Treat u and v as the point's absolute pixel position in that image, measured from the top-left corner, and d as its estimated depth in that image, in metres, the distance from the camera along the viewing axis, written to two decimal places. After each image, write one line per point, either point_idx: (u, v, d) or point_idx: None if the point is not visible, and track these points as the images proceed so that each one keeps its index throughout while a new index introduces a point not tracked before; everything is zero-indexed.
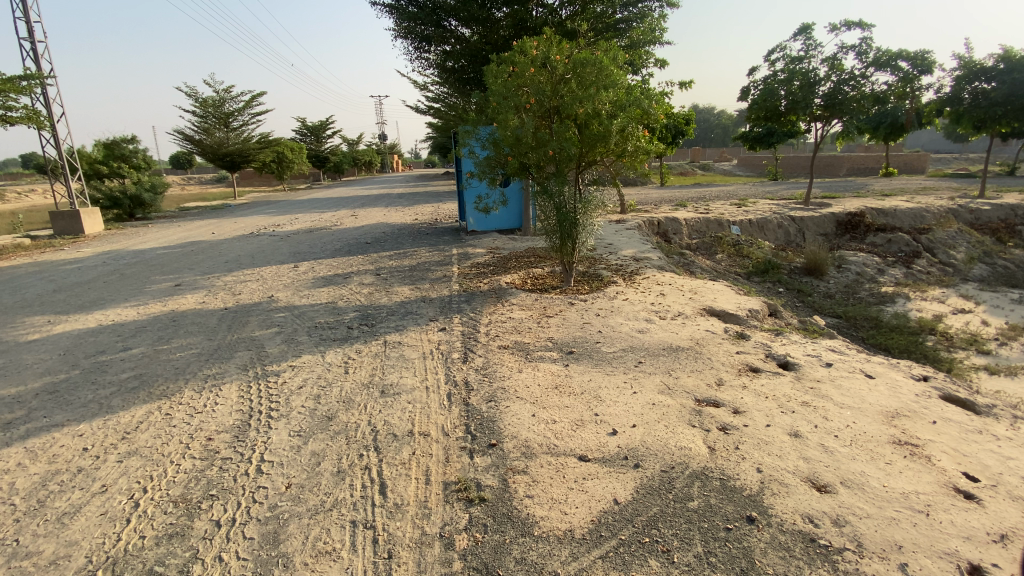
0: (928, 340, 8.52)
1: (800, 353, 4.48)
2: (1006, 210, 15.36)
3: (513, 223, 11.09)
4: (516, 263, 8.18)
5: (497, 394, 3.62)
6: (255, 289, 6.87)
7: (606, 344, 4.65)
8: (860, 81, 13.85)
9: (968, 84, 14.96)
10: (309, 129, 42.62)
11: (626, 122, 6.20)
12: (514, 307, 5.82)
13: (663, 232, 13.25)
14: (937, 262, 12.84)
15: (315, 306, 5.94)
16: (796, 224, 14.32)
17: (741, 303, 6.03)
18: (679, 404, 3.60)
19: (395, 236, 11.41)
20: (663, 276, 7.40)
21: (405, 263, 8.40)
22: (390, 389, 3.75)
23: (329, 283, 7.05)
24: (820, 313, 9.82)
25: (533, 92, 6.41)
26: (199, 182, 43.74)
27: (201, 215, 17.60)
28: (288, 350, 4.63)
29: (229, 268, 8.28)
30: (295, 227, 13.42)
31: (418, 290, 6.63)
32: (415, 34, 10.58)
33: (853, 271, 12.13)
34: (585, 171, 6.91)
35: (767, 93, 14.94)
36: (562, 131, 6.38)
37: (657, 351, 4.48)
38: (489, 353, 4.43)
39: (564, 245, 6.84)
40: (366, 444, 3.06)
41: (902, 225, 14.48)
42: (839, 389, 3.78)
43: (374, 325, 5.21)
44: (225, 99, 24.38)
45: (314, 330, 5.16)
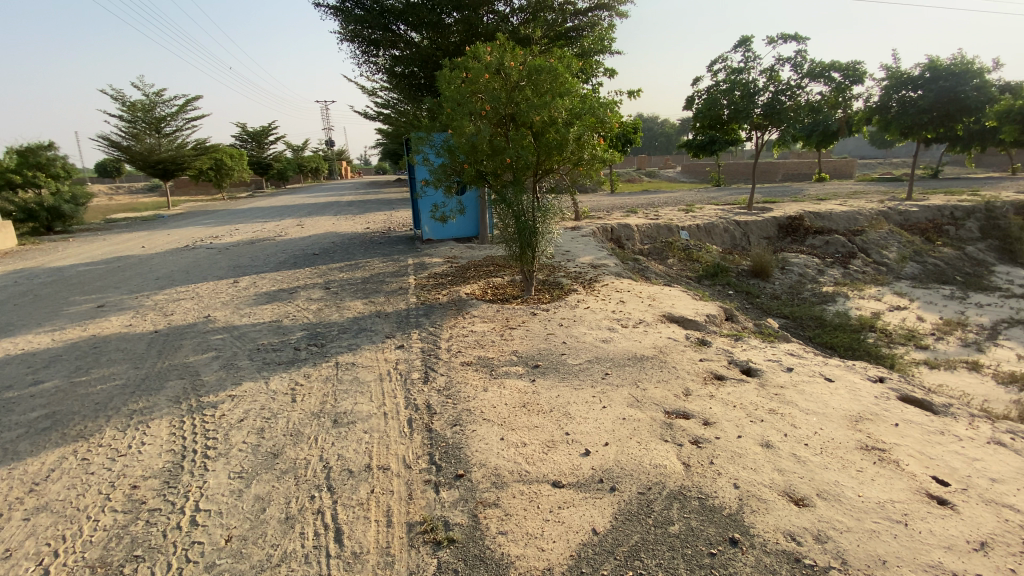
0: (869, 337, 8.97)
1: (761, 358, 4.50)
2: (927, 212, 16.60)
3: (469, 231, 10.87)
4: (475, 273, 7.98)
5: (462, 418, 3.40)
6: (191, 309, 6.30)
7: (570, 356, 4.52)
8: (797, 91, 14.62)
9: (896, 92, 16.28)
10: (250, 135, 40.74)
11: (581, 131, 6.16)
12: (475, 319, 5.61)
13: (617, 238, 13.45)
14: (871, 262, 13.66)
15: (258, 326, 5.49)
16: (741, 228, 14.88)
17: (699, 307, 6.08)
18: (649, 417, 3.49)
19: (344, 246, 10.92)
20: (622, 282, 7.41)
21: (357, 275, 8.01)
22: (343, 418, 3.46)
23: (273, 300, 6.58)
24: (768, 314, 10.17)
25: (488, 99, 6.24)
26: (128, 191, 40.83)
27: (131, 227, 16.33)
28: (227, 378, 4.21)
29: (161, 285, 7.61)
30: (235, 238, 12.62)
31: (372, 304, 6.30)
32: (362, 38, 10.23)
33: (796, 272, 12.69)
34: (542, 180, 6.82)
35: (711, 102, 15.49)
36: (518, 139, 6.24)
37: (622, 362, 4.39)
38: (450, 371, 4.19)
39: (524, 254, 6.71)
40: (318, 484, 2.77)
41: (837, 227, 15.34)
42: (803, 394, 3.81)
43: (325, 345, 4.86)
44: (156, 103, 22.88)
45: (257, 353, 4.74)
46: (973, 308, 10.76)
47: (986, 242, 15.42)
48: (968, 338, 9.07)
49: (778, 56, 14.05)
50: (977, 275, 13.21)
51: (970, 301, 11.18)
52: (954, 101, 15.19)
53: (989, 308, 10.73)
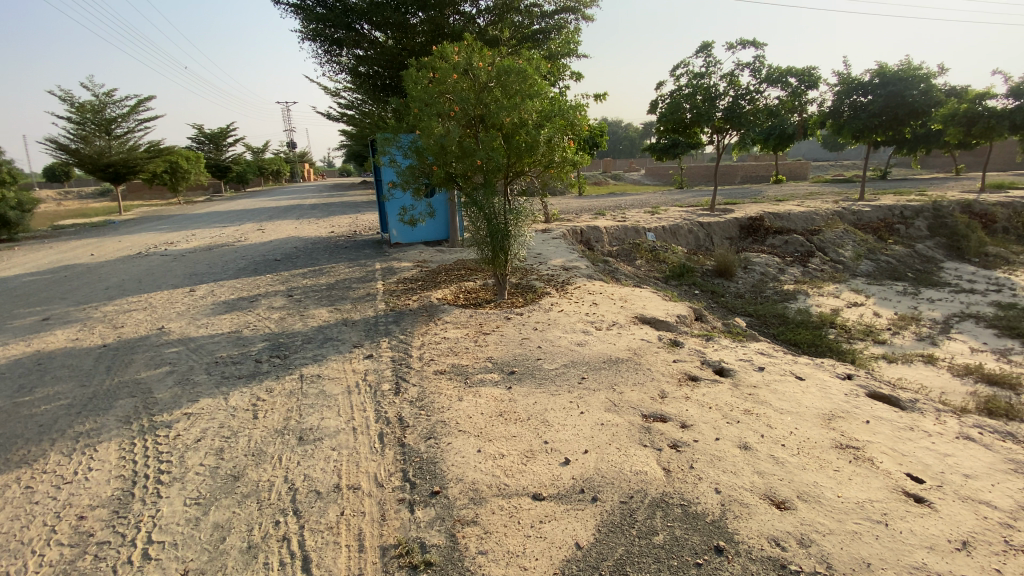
0: (830, 333, 9.28)
1: (732, 358, 4.50)
2: (879, 211, 17.38)
3: (439, 234, 10.69)
4: (446, 277, 7.82)
5: (437, 431, 3.27)
6: (143, 321, 5.93)
7: (546, 361, 4.43)
8: (755, 96, 15.06)
9: (848, 97, 17.03)
10: (207, 137, 39.26)
11: (552, 133, 6.12)
12: (447, 325, 5.47)
13: (586, 239, 13.52)
14: (828, 260, 14.18)
15: (216, 338, 5.20)
16: (705, 229, 15.21)
17: (670, 308, 6.11)
18: (627, 421, 3.41)
19: (308, 251, 10.56)
20: (594, 285, 7.39)
21: (322, 281, 7.73)
22: (309, 435, 3.28)
23: (233, 309, 6.26)
24: (734, 312, 10.39)
25: (457, 100, 6.14)
26: (77, 196, 38.71)
27: (78, 234, 15.39)
28: (183, 395, 3.94)
29: (111, 296, 7.15)
30: (192, 244, 12.05)
31: (338, 312, 6.08)
32: (324, 37, 9.93)
33: (759, 271, 13.04)
34: (513, 182, 6.75)
35: (674, 106, 15.77)
36: (488, 140, 6.14)
37: (598, 365, 4.33)
38: (423, 381, 4.05)
39: (497, 257, 6.62)
40: (283, 508, 2.59)
41: (796, 227, 15.87)
42: (776, 393, 3.83)
43: (289, 357, 4.63)
44: (106, 104, 21.72)
45: (215, 367, 4.47)
46: (924, 303, 11.29)
47: (932, 240, 16.26)
48: (922, 333, 9.49)
49: (737, 61, 14.46)
50: (926, 272, 13.89)
51: (921, 296, 11.73)
52: (901, 105, 15.99)
53: (939, 302, 11.28)
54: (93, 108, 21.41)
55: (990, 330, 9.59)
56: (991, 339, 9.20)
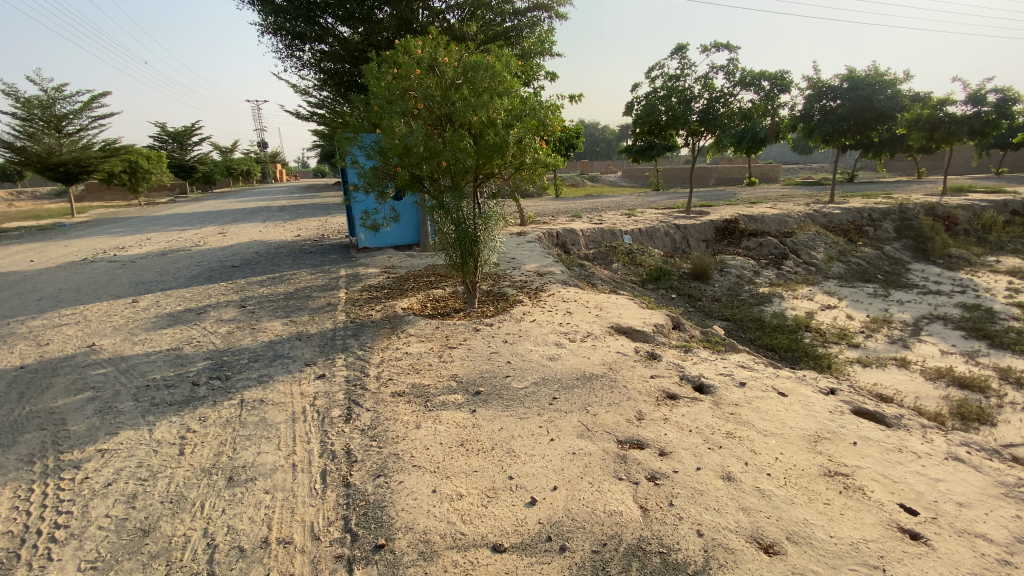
0: (806, 337, 9.22)
1: (713, 372, 4.23)
2: (848, 214, 17.63)
3: (410, 238, 10.26)
4: (414, 284, 7.42)
5: (388, 467, 2.89)
6: (74, 337, 5.37)
7: (514, 379, 4.08)
8: (730, 98, 15.09)
9: (818, 102, 17.33)
10: (169, 135, 37.71)
11: (523, 133, 5.79)
12: (410, 339, 5.08)
13: (562, 243, 13.27)
14: (802, 262, 14.25)
15: (152, 357, 4.70)
16: (680, 232, 15.12)
17: (647, 316, 5.84)
18: (601, 449, 3.09)
19: (269, 256, 10.02)
20: (568, 291, 7.10)
21: (279, 289, 7.24)
22: (241, 475, 2.89)
23: (176, 322, 5.75)
24: (711, 317, 10.25)
25: (421, 97, 5.75)
26: (32, 197, 36.88)
27: (23, 238, 14.41)
28: (100, 428, 3.47)
29: (41, 308, 6.52)
30: (144, 249, 11.33)
31: (293, 324, 5.63)
32: (285, 30, 9.40)
33: (734, 274, 13.00)
34: (483, 184, 6.38)
35: (649, 108, 15.68)
36: (455, 140, 5.76)
37: (570, 383, 4.00)
38: (378, 406, 3.66)
39: (466, 263, 6.26)
40: (195, 572, 2.19)
41: (770, 230, 15.93)
42: (758, 412, 3.56)
43: (230, 378, 4.17)
44: (56, 99, 20.55)
45: (144, 392, 3.99)
46: (894, 305, 11.38)
47: (900, 242, 16.54)
48: (894, 335, 9.51)
49: (712, 64, 14.46)
50: (895, 274, 14.08)
51: (892, 298, 11.82)
52: (869, 109, 16.22)
53: (909, 304, 11.38)
54: (42, 103, 20.23)
55: (958, 331, 9.67)
56: (959, 340, 9.25)
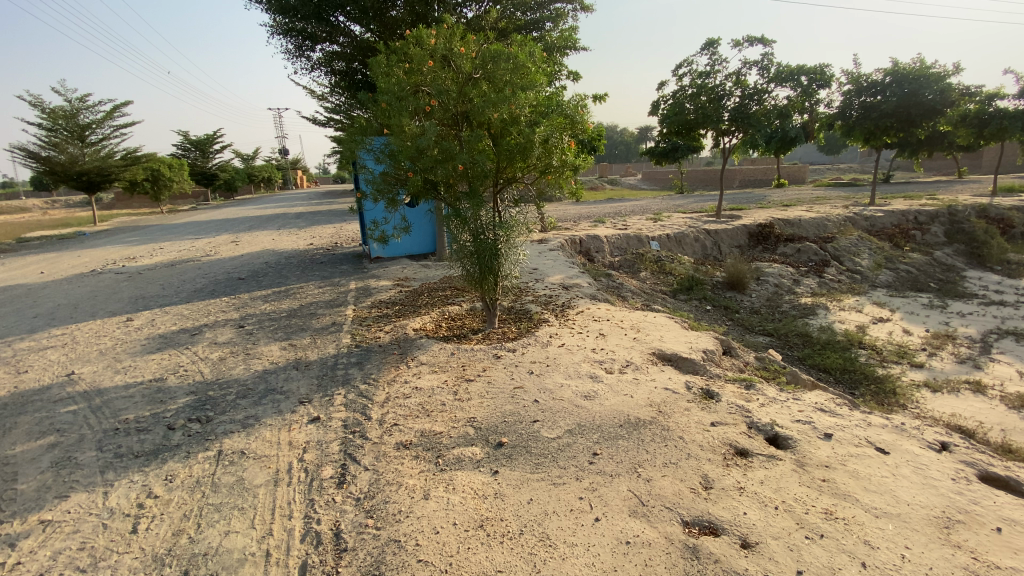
0: (861, 356, 8.31)
1: (788, 420, 3.49)
2: (892, 217, 16.53)
3: (425, 247, 9.69)
4: (428, 300, 6.79)
5: (385, 562, 2.23)
6: (54, 362, 4.85)
7: (543, 427, 3.35)
8: (764, 95, 14.15)
9: (859, 98, 16.22)
10: (192, 143, 38.02)
11: (550, 131, 5.07)
12: (421, 369, 4.40)
13: (586, 250, 12.53)
14: (845, 270, 13.25)
15: (131, 391, 4.13)
16: (711, 237, 14.21)
17: (692, 340, 5.07)
18: (662, 535, 2.38)
19: (278, 267, 9.52)
20: (598, 308, 6.36)
21: (283, 306, 6.67)
22: (202, 569, 2.25)
23: (168, 346, 5.20)
24: (751, 331, 9.39)
25: (435, 93, 5.10)
26: (63, 205, 37.64)
27: (39, 247, 14.22)
28: (50, 488, 2.84)
29: (31, 327, 6.05)
30: (154, 260, 10.94)
31: (293, 348, 5.04)
32: (294, 31, 8.91)
33: (773, 283, 12.07)
34: (503, 190, 5.70)
35: (677, 107, 14.89)
36: (473, 141, 5.09)
37: (612, 432, 3.28)
38: (379, 463, 3.01)
39: (485, 279, 5.59)
40: None
41: (808, 234, 14.94)
42: (861, 481, 2.87)
43: (211, 422, 3.55)
44: (79, 109, 20.56)
45: (110, 438, 3.38)
46: (955, 317, 10.33)
47: (951, 247, 15.35)
48: (961, 354, 8.52)
49: (745, 59, 13.63)
50: (949, 282, 12.97)
51: (950, 309, 10.78)
52: (916, 105, 15.18)
53: (971, 317, 10.32)
54: (65, 113, 20.21)
55: None
56: None
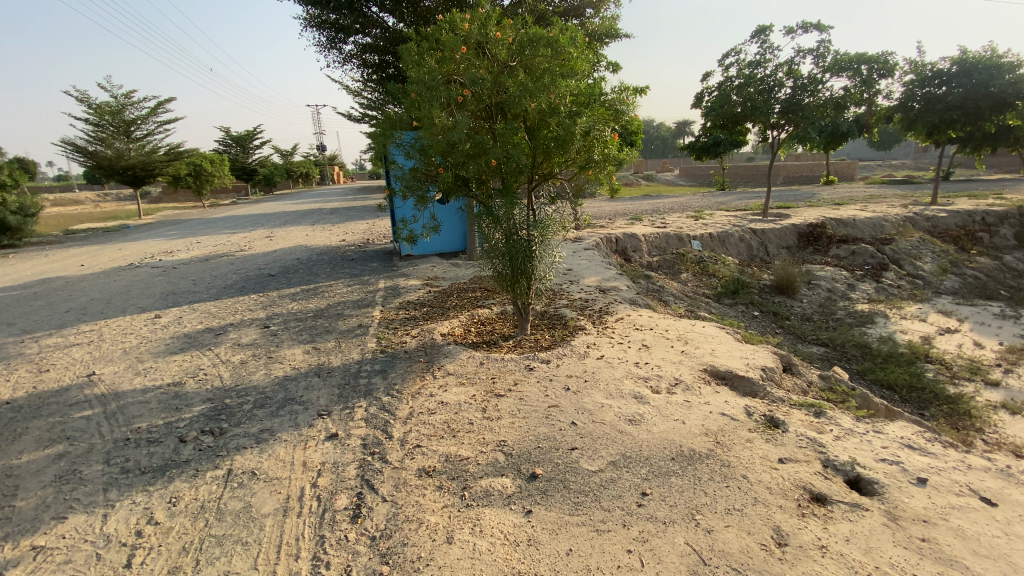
0: (928, 370, 7.53)
1: (870, 459, 3.01)
2: (956, 218, 15.30)
3: (456, 245, 9.42)
4: (458, 302, 6.48)
5: None
6: (77, 361, 4.76)
7: (583, 457, 2.97)
8: (818, 86, 13.25)
9: (921, 89, 15.02)
10: (234, 138, 39.05)
11: (592, 123, 4.62)
12: (448, 380, 4.05)
13: (623, 249, 12.00)
14: (905, 274, 12.27)
15: (148, 395, 3.97)
16: (758, 237, 13.43)
17: (747, 356, 4.57)
18: None
19: (309, 264, 9.42)
20: (639, 314, 5.91)
21: (310, 305, 6.48)
22: None
23: (191, 346, 5.06)
24: (803, 339, 8.72)
25: (468, 82, 4.73)
26: (115, 198, 39.43)
27: (85, 240, 14.70)
28: (48, 508, 2.66)
29: (63, 322, 6.06)
30: (190, 254, 11.07)
31: (317, 352, 4.81)
32: (328, 23, 8.74)
33: (825, 288, 11.25)
34: (539, 186, 5.30)
35: (723, 99, 14.14)
36: (508, 134, 4.71)
37: (663, 467, 2.88)
38: (399, 492, 2.70)
39: (518, 283, 5.22)
40: None
41: (863, 235, 13.95)
42: (971, 543, 2.40)
43: (224, 435, 3.32)
44: (125, 105, 21.25)
45: (119, 450, 3.20)
46: None
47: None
48: None
49: (799, 47, 12.80)
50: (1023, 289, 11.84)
51: None
52: (984, 97, 13.90)
53: None
54: (112, 109, 20.87)
55: None
56: None
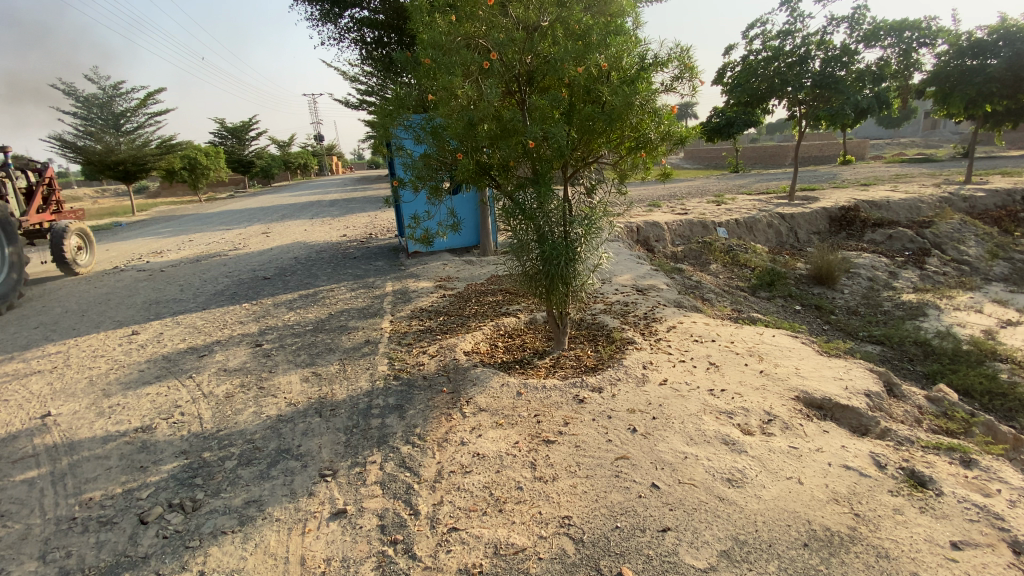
0: (1004, 370, 6.68)
1: None
2: (995, 197, 14.35)
3: (468, 240, 8.55)
4: (477, 308, 5.66)
5: None
6: (33, 395, 3.96)
7: (683, 545, 2.19)
8: (852, 59, 12.21)
9: (956, 60, 13.83)
10: (229, 130, 38.09)
11: (650, 92, 3.71)
12: (480, 420, 3.24)
13: (645, 239, 11.14)
14: (949, 260, 11.39)
15: (107, 446, 3.17)
16: (787, 222, 12.54)
17: (842, 377, 3.76)
18: None
19: (308, 264, 8.59)
20: (692, 321, 5.08)
21: (309, 316, 5.67)
22: None
23: (171, 373, 4.27)
24: (853, 336, 7.90)
25: (492, 46, 3.83)
26: (112, 194, 38.66)
27: None
28: None
29: (27, 342, 5.26)
30: (180, 255, 10.23)
31: (318, 380, 4.00)
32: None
33: (866, 277, 10.39)
34: (576, 174, 4.42)
35: (747, 74, 13.14)
36: (544, 109, 3.81)
37: (800, 562, 2.10)
38: None
39: (554, 290, 4.36)
40: None
41: (899, 219, 13.06)
42: None
43: (199, 512, 2.53)
44: (113, 97, 20.38)
45: (60, 538, 2.42)
46: None
47: None
48: None
49: (831, 15, 11.81)
50: None
51: None
52: None
53: None
54: (100, 101, 20.04)
55: None
56: None
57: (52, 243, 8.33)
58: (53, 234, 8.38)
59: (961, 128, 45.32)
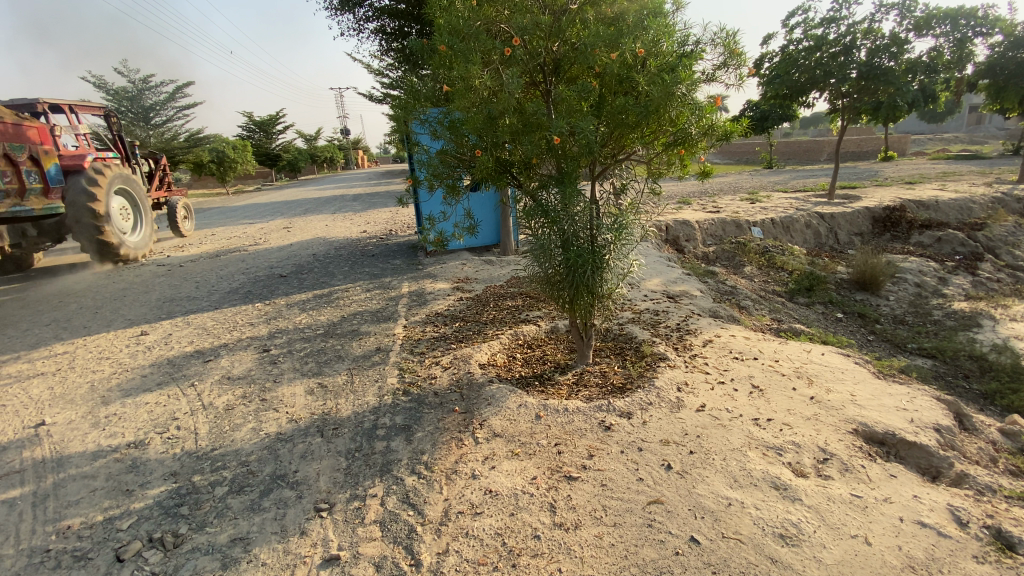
0: None
1: None
2: None
3: (488, 237, 8.21)
4: (496, 313, 5.34)
5: None
6: (32, 401, 3.81)
7: None
8: (903, 49, 11.40)
9: (1013, 52, 12.72)
10: (257, 124, 38.60)
11: (691, 79, 3.29)
12: (494, 449, 2.91)
13: (674, 239, 10.64)
14: (1004, 265, 10.56)
15: (95, 463, 2.97)
16: (826, 222, 11.85)
17: (905, 408, 3.31)
18: None
19: (325, 261, 8.41)
20: (728, 334, 4.66)
21: (321, 319, 5.44)
22: None
23: (173, 380, 4.07)
24: (900, 348, 7.32)
25: (515, 31, 3.47)
26: None
27: None
28: None
29: (37, 340, 5.15)
30: (200, 249, 10.19)
31: (324, 392, 3.74)
32: None
33: (912, 283, 9.69)
34: (605, 172, 4.03)
35: (787, 64, 12.40)
36: (571, 100, 3.43)
37: None
38: None
39: (578, 299, 4.00)
40: None
41: (948, 220, 12.22)
42: None
43: (179, 550, 2.28)
44: (142, 90, 20.79)
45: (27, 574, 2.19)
46: None
47: None
48: None
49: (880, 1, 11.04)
50: None
51: None
52: None
53: None
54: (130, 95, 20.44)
55: None
56: None
57: (170, 213, 10.93)
58: (170, 206, 11.00)
59: (1010, 123, 42.85)
